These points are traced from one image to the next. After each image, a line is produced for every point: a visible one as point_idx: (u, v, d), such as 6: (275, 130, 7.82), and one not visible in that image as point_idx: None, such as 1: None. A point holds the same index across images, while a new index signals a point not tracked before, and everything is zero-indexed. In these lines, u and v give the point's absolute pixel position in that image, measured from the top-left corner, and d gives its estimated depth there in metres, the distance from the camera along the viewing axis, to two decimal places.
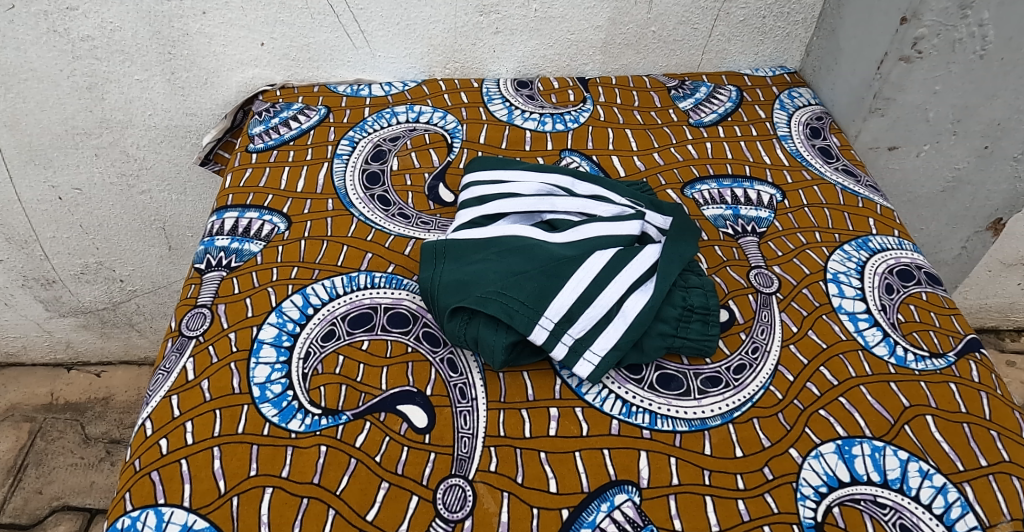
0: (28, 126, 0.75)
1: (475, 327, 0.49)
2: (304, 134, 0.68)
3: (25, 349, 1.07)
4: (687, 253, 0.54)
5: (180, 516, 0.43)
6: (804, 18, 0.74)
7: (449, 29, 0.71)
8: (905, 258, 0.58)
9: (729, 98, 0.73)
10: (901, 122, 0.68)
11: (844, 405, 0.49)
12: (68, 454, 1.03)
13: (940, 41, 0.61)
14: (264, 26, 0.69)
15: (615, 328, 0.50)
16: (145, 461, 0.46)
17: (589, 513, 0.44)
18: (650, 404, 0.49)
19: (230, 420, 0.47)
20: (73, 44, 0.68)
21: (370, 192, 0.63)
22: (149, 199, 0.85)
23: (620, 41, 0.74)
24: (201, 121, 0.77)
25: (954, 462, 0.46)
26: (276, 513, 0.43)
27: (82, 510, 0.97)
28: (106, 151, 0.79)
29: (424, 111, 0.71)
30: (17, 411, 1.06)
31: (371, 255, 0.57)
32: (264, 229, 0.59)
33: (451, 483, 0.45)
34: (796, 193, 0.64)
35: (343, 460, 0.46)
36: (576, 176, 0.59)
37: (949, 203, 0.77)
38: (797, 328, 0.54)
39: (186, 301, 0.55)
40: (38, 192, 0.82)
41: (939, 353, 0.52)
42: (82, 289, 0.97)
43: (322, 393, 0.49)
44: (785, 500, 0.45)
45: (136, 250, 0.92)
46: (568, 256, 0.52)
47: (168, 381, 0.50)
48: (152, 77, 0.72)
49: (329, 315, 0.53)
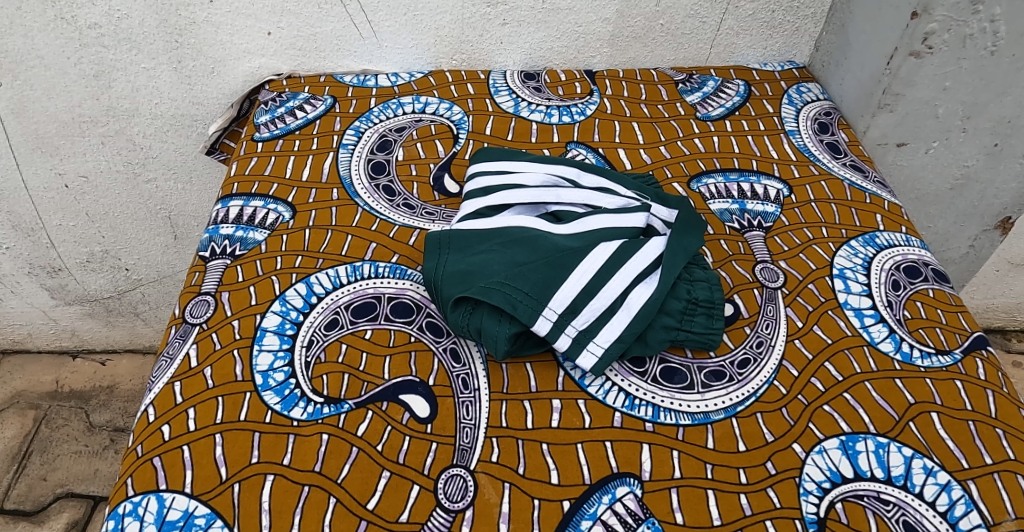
0: (34, 113, 0.75)
1: (479, 317, 0.49)
2: (310, 123, 0.68)
3: (30, 336, 1.08)
4: (693, 246, 0.53)
5: (182, 501, 0.43)
6: (814, 12, 0.73)
7: (456, 20, 0.71)
8: (912, 254, 0.58)
9: (737, 92, 0.73)
10: (910, 118, 0.68)
11: (848, 401, 0.49)
12: (72, 441, 1.03)
13: (951, 36, 0.60)
14: (271, 16, 0.69)
15: (619, 320, 0.50)
16: (147, 447, 0.46)
17: (591, 505, 0.44)
18: (654, 397, 0.49)
19: (232, 407, 0.47)
20: (80, 32, 0.68)
21: (376, 182, 0.63)
22: (155, 188, 0.85)
23: (628, 34, 0.74)
24: (207, 110, 0.77)
25: (959, 459, 0.46)
26: (277, 501, 0.43)
27: (85, 498, 0.98)
28: (113, 139, 0.79)
29: (430, 101, 0.70)
30: (22, 398, 1.07)
31: (375, 245, 0.57)
32: (269, 217, 0.59)
33: (452, 473, 0.45)
34: (803, 188, 0.63)
35: (345, 450, 0.46)
36: (582, 168, 0.59)
37: (958, 200, 0.76)
38: (802, 323, 0.53)
39: (190, 288, 0.55)
40: (44, 179, 0.82)
41: (945, 350, 0.51)
42: (88, 278, 0.97)
43: (324, 382, 0.49)
44: (789, 495, 0.45)
45: (141, 239, 0.92)
46: (573, 247, 0.51)
47: (171, 368, 0.50)
48: (159, 65, 0.72)
49: (333, 304, 0.53)
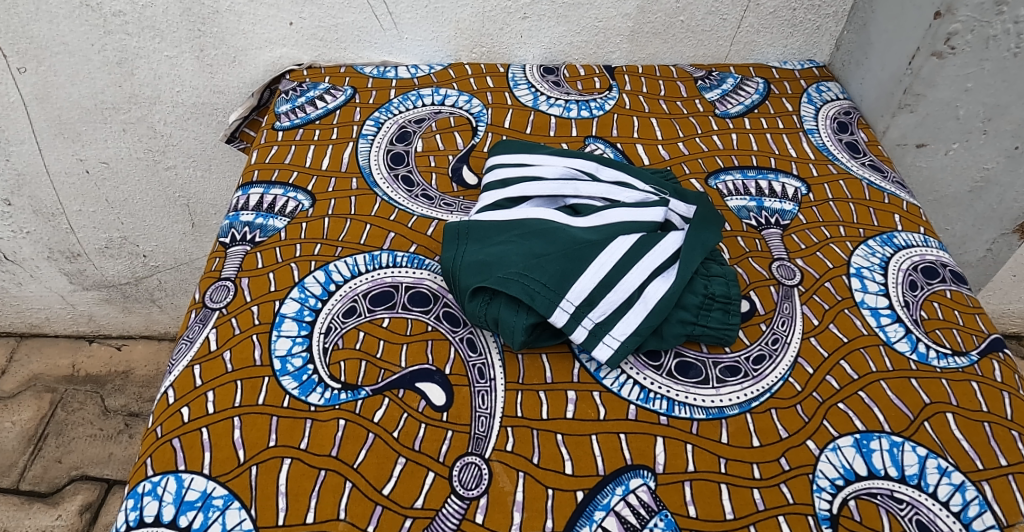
0: (57, 99, 0.76)
1: (496, 307, 0.50)
2: (330, 113, 0.68)
3: (48, 320, 1.09)
4: (710, 241, 0.54)
5: (201, 482, 0.44)
6: (836, 11, 0.73)
7: (476, 13, 0.71)
8: (930, 255, 0.58)
9: (756, 90, 0.73)
10: (930, 119, 0.67)
11: (864, 400, 0.49)
12: (87, 425, 1.04)
13: (974, 37, 0.60)
14: (293, 6, 0.70)
15: (635, 313, 0.50)
16: (167, 428, 0.47)
17: (604, 496, 0.44)
18: (668, 391, 0.49)
19: (251, 391, 0.48)
20: (105, 19, 0.69)
21: (395, 172, 0.63)
22: (174, 175, 0.86)
23: (648, 30, 0.74)
24: (227, 99, 0.77)
25: (974, 460, 0.46)
26: (294, 484, 0.44)
27: (99, 481, 0.99)
28: (134, 126, 0.80)
29: (450, 94, 0.71)
30: (40, 381, 1.09)
31: (393, 235, 0.58)
32: (289, 205, 0.60)
33: (467, 461, 0.46)
34: (821, 187, 0.63)
35: (361, 435, 0.46)
36: (601, 162, 0.59)
37: (976, 202, 0.76)
38: (818, 321, 0.53)
39: (210, 274, 0.56)
40: (65, 164, 0.83)
41: (962, 351, 0.51)
42: (106, 263, 0.99)
43: (342, 368, 0.49)
44: (802, 491, 0.45)
45: (160, 227, 0.93)
46: (591, 240, 0.51)
47: (191, 351, 0.51)
48: (181, 53, 0.73)
49: (351, 292, 0.54)
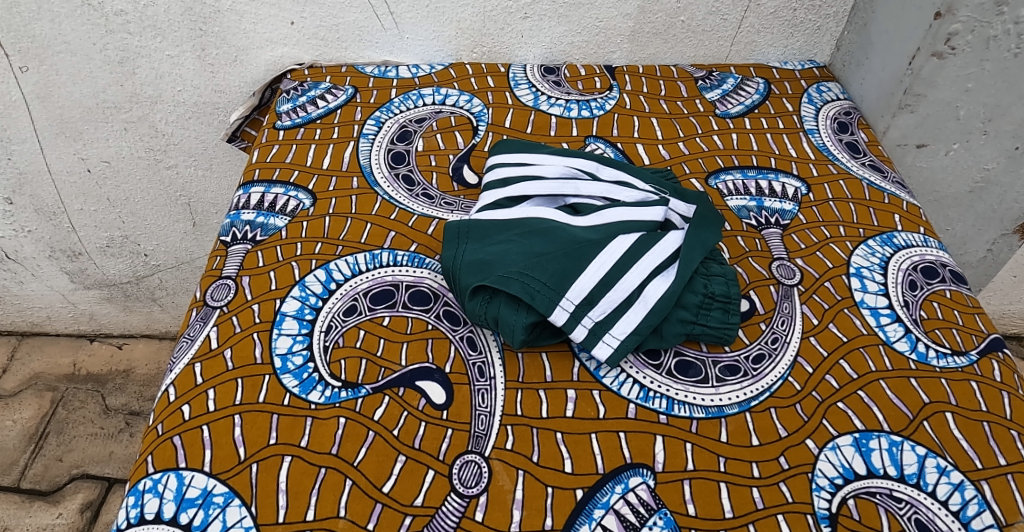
0: (59, 98, 0.76)
1: (496, 306, 0.50)
2: (331, 113, 0.68)
3: (49, 319, 1.09)
4: (710, 241, 0.54)
5: (201, 480, 0.44)
6: (836, 11, 0.73)
7: (478, 13, 0.71)
8: (930, 255, 0.58)
9: (757, 90, 0.73)
10: (931, 119, 0.68)
11: (863, 399, 0.49)
12: (88, 423, 1.04)
13: (974, 37, 0.60)
14: (294, 5, 0.70)
15: (635, 312, 0.50)
16: (167, 426, 0.47)
17: (604, 494, 0.45)
18: (668, 390, 0.49)
19: (251, 388, 0.48)
20: (106, 18, 0.69)
21: (395, 171, 0.63)
22: (175, 174, 0.86)
23: (649, 30, 0.74)
24: (229, 98, 0.78)
25: (973, 459, 0.46)
26: (294, 481, 0.44)
27: (100, 480, 0.99)
28: (136, 125, 0.80)
29: (451, 93, 0.71)
30: (40, 380, 1.09)
31: (394, 234, 0.58)
32: (290, 204, 0.60)
33: (467, 459, 0.46)
34: (821, 187, 0.63)
35: (361, 433, 0.46)
36: (601, 162, 0.59)
37: (976, 203, 0.76)
38: (818, 320, 0.53)
39: (211, 272, 0.56)
40: (67, 163, 0.84)
41: (961, 351, 0.51)
42: (107, 262, 0.99)
43: (342, 366, 0.49)
44: (801, 490, 0.45)
45: (161, 226, 0.93)
46: (591, 239, 0.52)
47: (192, 349, 0.51)
48: (183, 53, 0.73)
49: (351, 290, 0.54)
